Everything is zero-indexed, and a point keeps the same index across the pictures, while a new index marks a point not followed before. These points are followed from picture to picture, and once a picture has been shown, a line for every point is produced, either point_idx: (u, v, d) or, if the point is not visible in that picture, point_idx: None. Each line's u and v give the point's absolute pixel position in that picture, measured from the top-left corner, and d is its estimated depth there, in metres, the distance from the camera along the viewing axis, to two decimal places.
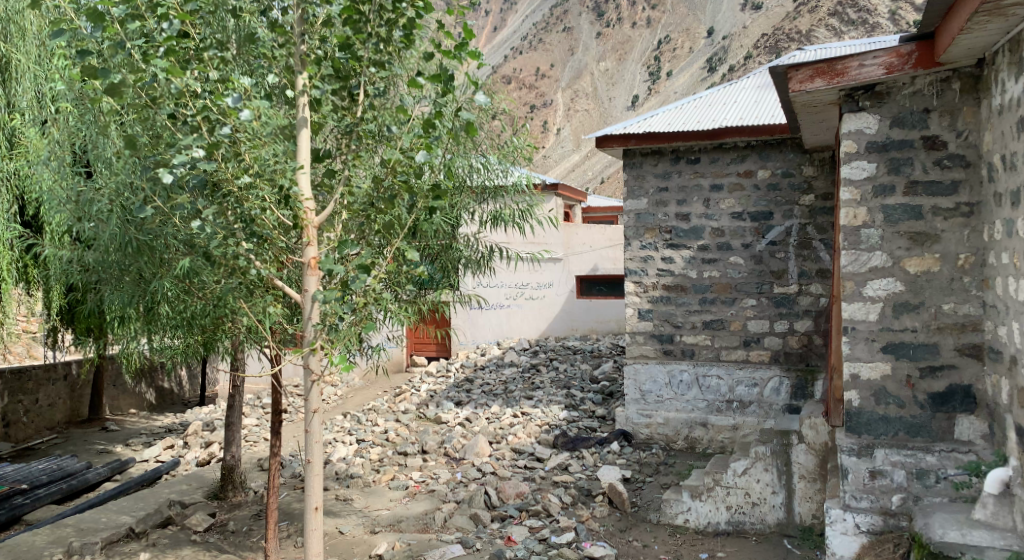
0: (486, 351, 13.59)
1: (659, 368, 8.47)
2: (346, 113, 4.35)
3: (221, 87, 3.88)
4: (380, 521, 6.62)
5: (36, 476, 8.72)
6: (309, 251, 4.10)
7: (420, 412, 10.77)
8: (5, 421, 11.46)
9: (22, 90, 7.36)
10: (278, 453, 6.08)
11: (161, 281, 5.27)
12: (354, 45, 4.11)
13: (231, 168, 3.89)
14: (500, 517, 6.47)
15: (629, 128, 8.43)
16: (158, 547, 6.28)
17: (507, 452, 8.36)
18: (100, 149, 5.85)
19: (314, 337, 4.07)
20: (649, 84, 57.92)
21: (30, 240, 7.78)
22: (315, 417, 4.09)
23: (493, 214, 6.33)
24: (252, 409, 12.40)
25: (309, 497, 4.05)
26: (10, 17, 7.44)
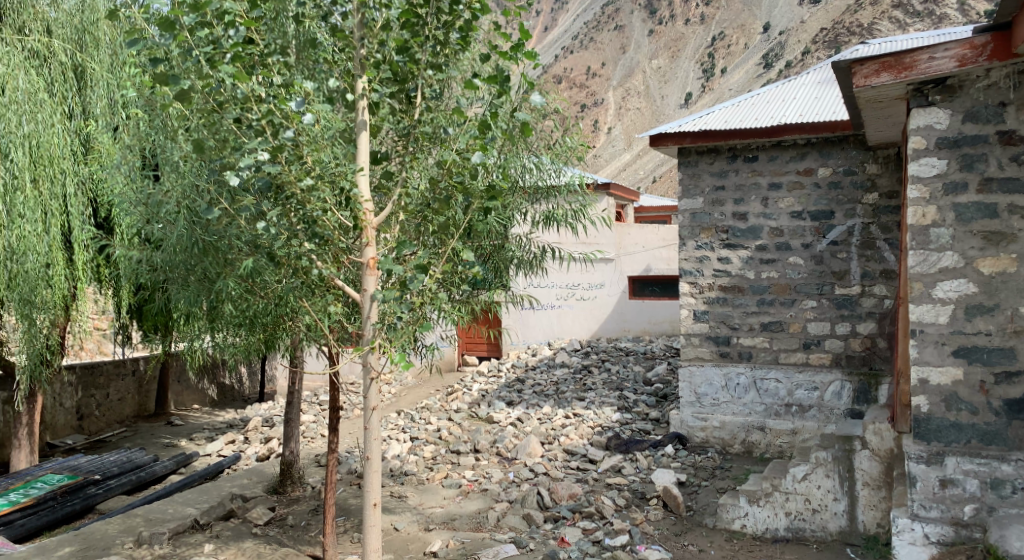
0: (538, 351, 13.62)
1: (715, 371, 8.32)
2: (403, 116, 4.43)
3: (284, 92, 3.99)
4: (433, 519, 6.70)
5: (107, 467, 9.08)
6: (368, 251, 4.20)
7: (472, 411, 10.84)
8: (79, 414, 11.98)
9: (95, 97, 7.70)
10: (335, 449, 6.20)
11: (225, 280, 5.42)
12: (412, 48, 4.22)
13: (294, 170, 3.97)
14: (553, 518, 6.46)
15: (684, 126, 8.34)
16: (222, 539, 6.48)
17: (560, 453, 8.35)
18: (167, 153, 6.05)
19: (373, 336, 4.15)
20: (702, 82, 57.06)
21: (104, 242, 8.06)
22: (373, 414, 4.15)
23: (546, 215, 6.34)
24: (309, 405, 12.70)
25: (368, 493, 4.13)
26: (85, 28, 7.84)
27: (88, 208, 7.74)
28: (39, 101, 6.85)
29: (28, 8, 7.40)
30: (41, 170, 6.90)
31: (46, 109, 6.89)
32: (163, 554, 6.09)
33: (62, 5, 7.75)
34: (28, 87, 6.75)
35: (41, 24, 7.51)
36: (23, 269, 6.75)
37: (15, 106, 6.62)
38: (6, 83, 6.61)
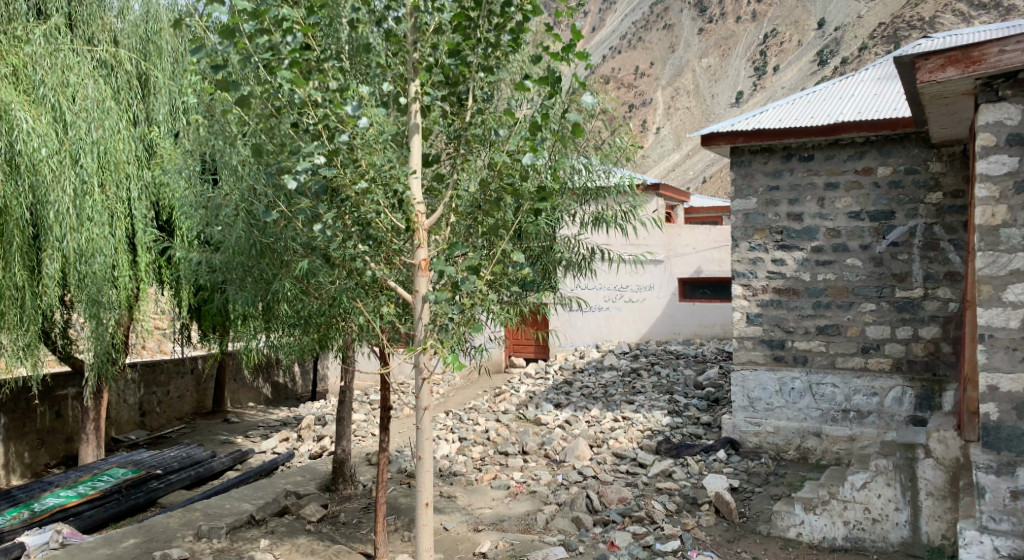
0: (585, 354, 13.56)
1: (769, 375, 8.15)
2: (455, 119, 4.42)
3: (340, 96, 4.07)
4: (483, 520, 6.72)
5: (168, 462, 9.38)
6: (419, 252, 4.24)
7: (520, 412, 10.86)
8: (142, 411, 12.41)
9: (158, 105, 8.00)
10: (386, 449, 6.29)
11: (281, 280, 5.57)
12: (464, 51, 4.26)
13: (349, 174, 4.07)
14: (602, 521, 6.41)
15: (737, 125, 8.20)
16: (277, 534, 6.62)
17: (609, 457, 8.30)
18: (226, 157, 6.27)
19: (424, 336, 4.18)
20: (754, 80, 56.04)
21: (165, 244, 8.35)
22: (425, 414, 4.19)
23: (595, 216, 6.32)
24: (360, 404, 12.89)
25: (420, 493, 4.16)
26: (149, 37, 8.16)
27: (150, 212, 8.03)
28: (106, 108, 7.04)
29: (96, 20, 7.73)
30: (109, 175, 7.17)
31: (113, 117, 7.11)
32: (221, 547, 6.25)
33: (128, 16, 8.08)
34: (97, 95, 6.94)
35: (108, 34, 7.84)
36: (91, 271, 6.99)
37: (86, 114, 6.81)
38: (77, 92, 6.76)
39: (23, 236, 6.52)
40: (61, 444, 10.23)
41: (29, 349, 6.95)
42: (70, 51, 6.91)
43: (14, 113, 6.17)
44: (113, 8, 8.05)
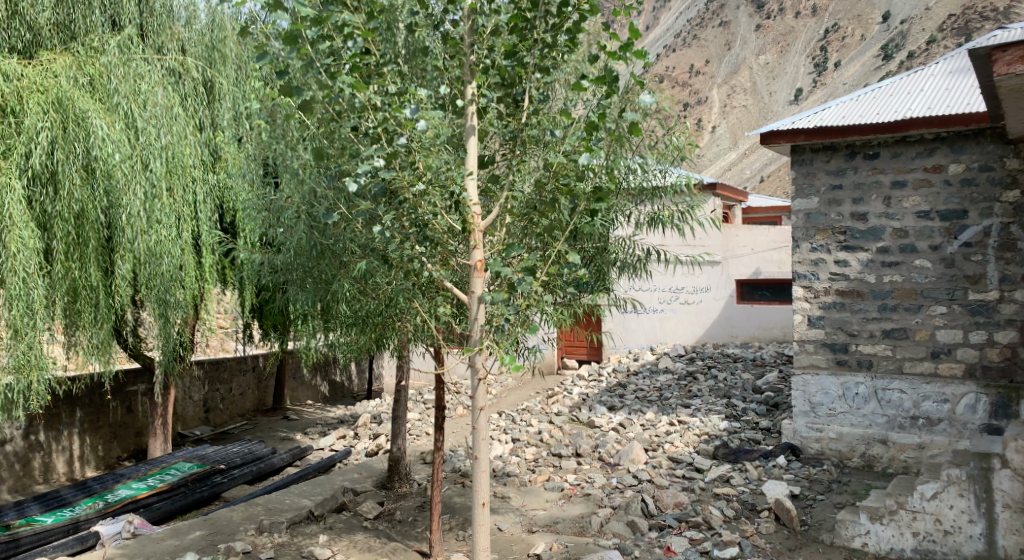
0: (640, 356, 13.43)
1: (832, 380, 7.90)
2: (511, 120, 4.45)
3: (399, 100, 4.12)
4: (537, 521, 6.72)
5: (231, 458, 9.66)
6: (475, 254, 4.27)
7: (574, 414, 10.82)
8: (206, 407, 12.80)
9: (222, 110, 8.29)
10: (440, 448, 6.35)
11: (340, 281, 5.73)
12: (520, 52, 4.24)
13: (407, 176, 4.12)
14: (658, 526, 6.33)
15: (798, 123, 7.98)
16: (335, 530, 6.75)
17: (664, 461, 8.19)
18: (286, 160, 6.42)
19: (481, 337, 4.21)
20: (815, 76, 54.63)
21: (229, 245, 8.65)
22: (481, 414, 4.20)
23: (651, 216, 6.25)
24: (414, 403, 13.04)
25: (477, 493, 4.18)
26: (214, 45, 8.51)
27: (215, 214, 8.34)
28: (175, 114, 7.28)
29: (165, 30, 8.06)
30: (177, 179, 7.42)
31: (180, 123, 7.35)
32: (282, 542, 6.39)
33: (195, 26, 8.46)
34: (166, 102, 7.19)
35: (176, 43, 8.18)
36: (161, 271, 7.25)
37: (156, 120, 7.04)
38: (149, 99, 7.00)
39: (98, 237, 6.76)
40: (132, 438, 10.64)
41: (103, 346, 7.17)
42: (142, 60, 7.16)
43: (91, 120, 6.39)
44: (181, 18, 8.41)
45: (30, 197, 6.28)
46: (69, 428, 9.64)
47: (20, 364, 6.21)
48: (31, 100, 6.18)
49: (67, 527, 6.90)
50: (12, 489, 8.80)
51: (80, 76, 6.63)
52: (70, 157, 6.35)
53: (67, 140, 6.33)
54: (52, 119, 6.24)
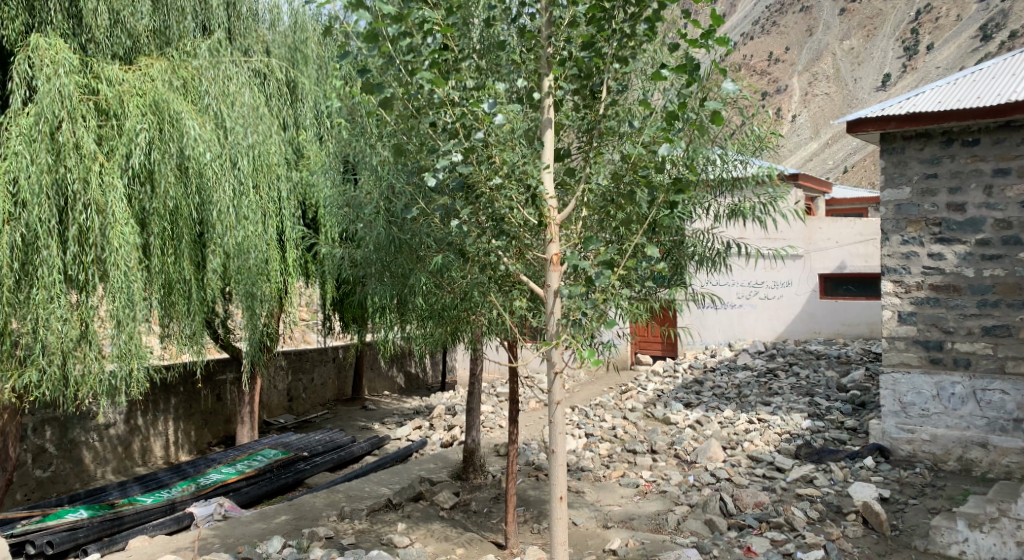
0: (717, 352, 13.15)
1: (924, 379, 7.52)
2: (588, 112, 4.43)
3: (477, 95, 4.18)
4: (612, 516, 6.68)
5: (314, 445, 10.00)
6: (551, 247, 4.25)
7: (648, 411, 10.67)
8: (290, 396, 13.28)
9: (304, 110, 8.59)
10: (515, 440, 6.39)
11: (417, 274, 5.90)
12: (598, 43, 4.19)
13: (484, 170, 4.16)
14: (737, 525, 6.19)
15: (889, 109, 7.61)
16: (413, 519, 6.89)
17: (744, 459, 8.00)
18: (366, 156, 6.69)
19: (557, 331, 4.19)
20: (905, 60, 52.02)
21: (312, 240, 8.99)
22: (558, 408, 4.19)
23: (731, 208, 6.01)
24: (488, 396, 13.15)
25: (554, 486, 4.18)
26: (297, 47, 8.93)
27: (298, 210, 8.67)
28: (260, 114, 7.60)
29: (251, 33, 8.50)
30: (263, 176, 7.72)
31: (265, 122, 7.67)
32: (362, 528, 6.57)
33: (278, 28, 9.00)
34: (252, 102, 7.50)
35: (261, 46, 8.61)
36: (248, 265, 7.57)
37: (243, 120, 7.35)
38: (236, 99, 7.29)
39: (191, 232, 7.09)
40: (221, 425, 11.14)
41: (194, 337, 7.53)
42: (230, 62, 7.48)
43: (184, 121, 6.69)
44: (265, 21, 8.98)
45: (130, 195, 6.54)
46: (165, 414, 10.18)
47: (123, 352, 6.53)
48: (131, 103, 6.42)
49: (164, 508, 7.30)
50: (115, 470, 9.36)
51: (174, 79, 6.89)
52: (165, 156, 6.64)
53: (163, 140, 6.62)
54: (150, 121, 6.52)
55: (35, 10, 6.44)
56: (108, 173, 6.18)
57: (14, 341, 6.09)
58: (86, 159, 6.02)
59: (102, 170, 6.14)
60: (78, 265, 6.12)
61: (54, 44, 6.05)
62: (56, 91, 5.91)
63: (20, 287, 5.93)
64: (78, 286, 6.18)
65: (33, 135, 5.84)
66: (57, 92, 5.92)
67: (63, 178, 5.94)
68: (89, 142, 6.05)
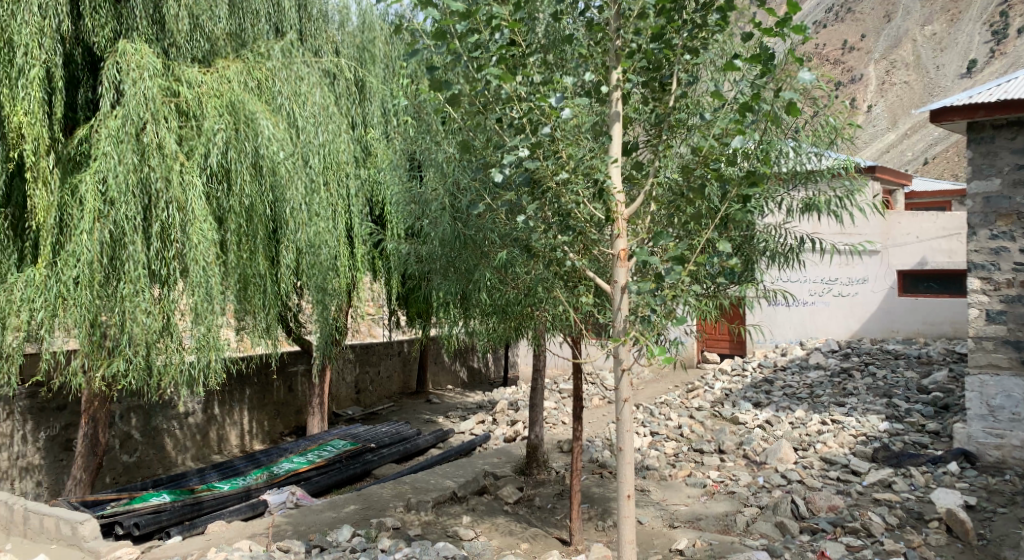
0: (787, 351, 12.77)
1: (1015, 382, 7.12)
2: (658, 104, 4.37)
3: (544, 90, 4.16)
4: (678, 516, 6.58)
5: (380, 437, 10.19)
6: (619, 243, 4.19)
7: (716, 410, 10.45)
8: (357, 388, 13.58)
9: (373, 109, 8.76)
10: (580, 437, 6.36)
11: (482, 270, 5.94)
12: (668, 34, 4.11)
13: (551, 165, 4.14)
14: (810, 529, 5.99)
15: (977, 97, 7.22)
16: (478, 512, 6.96)
17: (816, 461, 7.75)
18: (432, 154, 6.78)
19: (625, 328, 4.14)
20: (992, 45, 49.33)
21: (379, 236, 9.18)
22: (626, 406, 4.14)
23: (806, 202, 5.81)
24: (550, 392, 13.13)
25: (622, 485, 4.14)
26: (365, 46, 9.11)
27: (366, 207, 8.85)
28: (330, 113, 7.79)
29: (322, 33, 8.69)
30: (333, 174, 7.91)
31: (335, 121, 7.86)
32: (428, 520, 6.69)
33: (347, 28, 9.07)
34: (323, 102, 7.71)
35: (331, 46, 8.80)
36: (319, 261, 7.78)
37: (314, 119, 7.56)
38: (308, 99, 7.51)
39: (266, 229, 7.32)
40: (293, 415, 11.48)
41: (268, 330, 7.76)
42: (302, 63, 7.68)
43: (258, 121, 6.91)
44: (335, 21, 8.99)
45: (209, 193, 6.77)
46: (240, 404, 10.56)
47: (201, 344, 6.77)
48: (209, 104, 6.65)
49: (240, 494, 7.56)
50: (194, 457, 9.76)
51: (249, 80, 7.12)
52: (241, 156, 6.87)
53: (239, 139, 6.84)
54: (227, 121, 6.75)
55: (122, 17, 6.75)
56: (188, 172, 6.42)
57: (103, 333, 6.39)
58: (168, 159, 6.29)
59: (182, 169, 6.38)
60: (160, 260, 6.38)
61: (140, 49, 6.32)
62: (141, 94, 6.17)
63: (108, 281, 6.23)
64: (160, 280, 6.44)
65: (120, 137, 6.11)
66: (142, 95, 6.18)
67: (147, 178, 6.22)
68: (171, 143, 6.30)
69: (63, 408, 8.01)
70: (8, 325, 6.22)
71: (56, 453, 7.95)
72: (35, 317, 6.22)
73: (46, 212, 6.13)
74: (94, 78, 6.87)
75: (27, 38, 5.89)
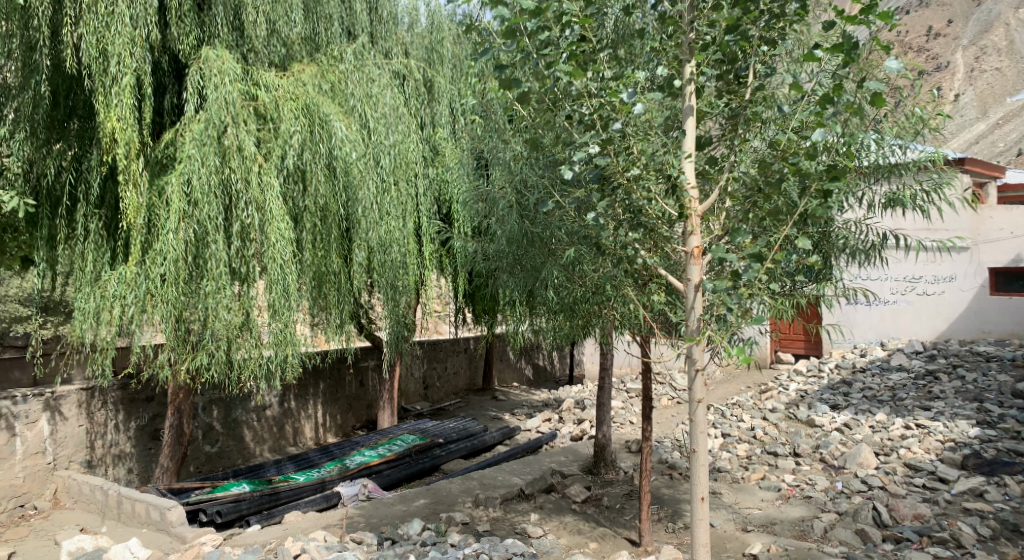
0: (867, 351, 12.28)
1: None
2: (732, 97, 4.28)
3: (615, 85, 4.13)
4: (752, 519, 6.42)
5: (448, 432, 10.31)
6: (692, 240, 4.09)
7: (790, 412, 10.15)
8: (425, 384, 13.77)
9: (441, 109, 8.86)
10: (649, 437, 6.27)
11: (550, 268, 5.91)
12: (745, 25, 4.02)
13: (622, 162, 4.10)
14: (894, 538, 5.75)
15: None
16: (546, 510, 6.97)
17: (900, 467, 7.42)
18: (500, 153, 6.84)
19: (698, 327, 4.06)
20: None
21: (446, 235, 9.28)
22: (699, 406, 4.06)
23: (889, 196, 5.52)
24: (617, 391, 13.01)
25: (696, 487, 4.07)
26: (434, 47, 9.20)
27: (434, 206, 8.96)
28: (400, 114, 7.92)
29: (392, 35, 8.83)
30: (402, 173, 8.05)
31: (405, 122, 7.99)
32: (497, 516, 6.75)
33: (416, 29, 9.19)
34: (393, 103, 7.85)
35: (401, 48, 8.93)
36: (389, 259, 7.92)
37: (385, 119, 7.73)
38: (379, 100, 7.67)
39: (339, 228, 7.51)
40: (364, 410, 11.74)
41: (341, 327, 7.93)
42: (373, 65, 7.82)
43: (332, 123, 7.12)
44: (404, 24, 9.20)
45: (286, 194, 6.97)
46: (314, 398, 10.87)
47: (279, 339, 7.00)
48: (286, 107, 6.85)
49: (315, 486, 7.78)
50: (271, 448, 10.09)
51: (323, 83, 7.30)
52: (316, 157, 7.07)
53: (314, 141, 7.06)
54: (303, 123, 6.96)
55: (205, 25, 7.01)
56: (266, 173, 6.65)
57: (188, 328, 6.64)
58: (247, 161, 6.52)
59: (261, 170, 6.61)
60: (241, 259, 6.62)
61: (221, 55, 6.57)
62: (223, 98, 6.42)
63: (193, 278, 6.50)
64: (241, 278, 6.69)
65: (203, 140, 6.35)
66: (223, 99, 6.43)
67: (228, 179, 6.46)
68: (250, 144, 6.53)
69: (151, 399, 8.42)
70: (101, 320, 6.52)
71: (145, 442, 8.36)
72: (127, 312, 6.49)
73: (136, 213, 6.41)
74: (179, 84, 7.15)
75: (120, 48, 6.18)
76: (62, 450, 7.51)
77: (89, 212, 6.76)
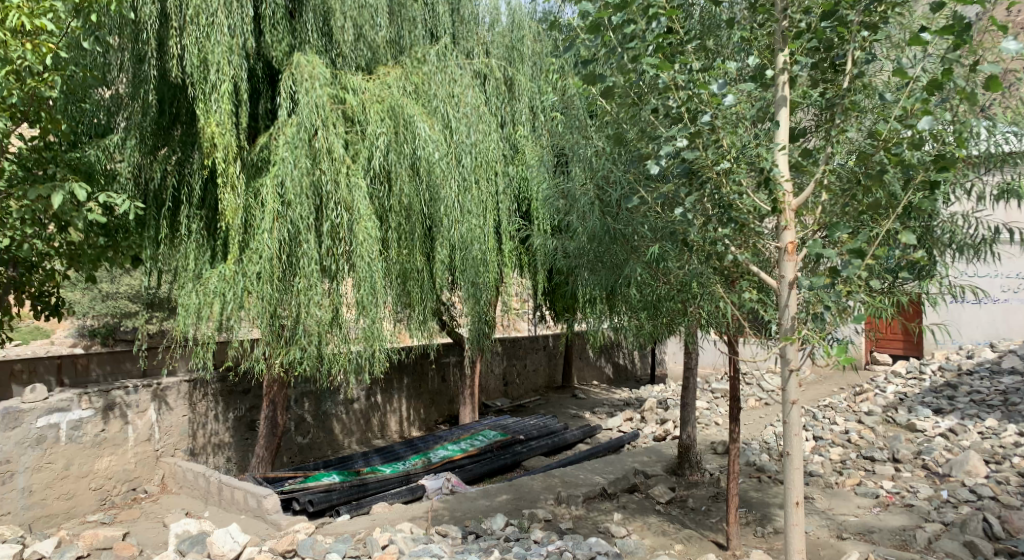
0: (974, 354, 11.52)
1: None
2: (830, 87, 4.12)
3: (703, 77, 4.01)
4: (847, 526, 6.16)
5: (529, 429, 10.34)
6: (786, 236, 3.91)
7: (888, 416, 9.66)
8: (505, 381, 13.86)
9: (521, 107, 8.88)
10: (737, 439, 6.08)
11: (633, 265, 5.82)
12: (843, 11, 3.82)
13: (711, 155, 3.97)
14: (1006, 552, 5.41)
15: None
16: (629, 510, 6.88)
17: (1013, 477, 6.94)
18: (582, 149, 6.78)
19: (793, 326, 3.89)
20: None
21: (526, 232, 9.31)
22: (793, 408, 3.90)
23: (1003, 187, 5.16)
24: (701, 392, 12.72)
25: (790, 491, 3.92)
26: (514, 45, 9.22)
27: (514, 204, 9.00)
28: (482, 113, 7.99)
29: (473, 35, 8.91)
30: (484, 171, 8.11)
31: (486, 121, 8.05)
32: (580, 515, 6.69)
33: (497, 28, 9.20)
34: (475, 102, 7.90)
35: (482, 47, 9.00)
36: (471, 256, 8.00)
37: (467, 119, 7.80)
38: (461, 100, 7.75)
39: (422, 227, 7.64)
40: (446, 404, 11.93)
41: (424, 324, 8.05)
42: (456, 65, 7.89)
43: (416, 124, 7.25)
44: (484, 23, 9.19)
45: (373, 194, 7.15)
46: (399, 392, 11.11)
47: (366, 335, 7.17)
48: (372, 109, 7.03)
49: (399, 479, 7.95)
50: (359, 441, 10.37)
51: (407, 85, 7.43)
52: (400, 158, 7.23)
53: (399, 142, 7.23)
54: (388, 125, 7.13)
55: (296, 31, 7.26)
56: (354, 174, 6.84)
57: (282, 323, 6.89)
58: (336, 163, 6.73)
59: (348, 171, 6.80)
60: (330, 257, 6.83)
61: (311, 60, 6.78)
62: (313, 102, 6.64)
63: (286, 276, 6.75)
64: (330, 275, 6.90)
65: (295, 143, 6.57)
66: (314, 102, 6.65)
67: (318, 180, 6.68)
68: (339, 146, 6.74)
69: (248, 391, 8.79)
70: (202, 315, 6.81)
71: (242, 432, 8.75)
72: (226, 309, 6.77)
73: (234, 214, 6.69)
74: (273, 89, 7.44)
75: (218, 57, 6.48)
76: (167, 438, 7.96)
77: (192, 213, 7.12)
